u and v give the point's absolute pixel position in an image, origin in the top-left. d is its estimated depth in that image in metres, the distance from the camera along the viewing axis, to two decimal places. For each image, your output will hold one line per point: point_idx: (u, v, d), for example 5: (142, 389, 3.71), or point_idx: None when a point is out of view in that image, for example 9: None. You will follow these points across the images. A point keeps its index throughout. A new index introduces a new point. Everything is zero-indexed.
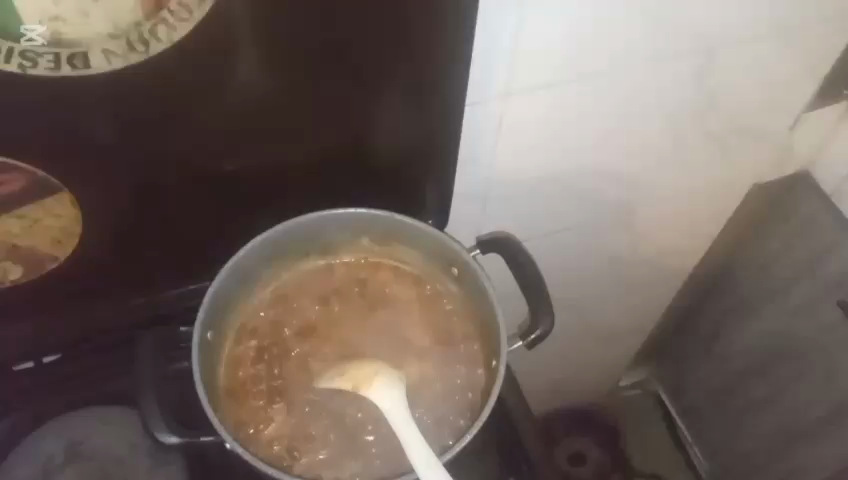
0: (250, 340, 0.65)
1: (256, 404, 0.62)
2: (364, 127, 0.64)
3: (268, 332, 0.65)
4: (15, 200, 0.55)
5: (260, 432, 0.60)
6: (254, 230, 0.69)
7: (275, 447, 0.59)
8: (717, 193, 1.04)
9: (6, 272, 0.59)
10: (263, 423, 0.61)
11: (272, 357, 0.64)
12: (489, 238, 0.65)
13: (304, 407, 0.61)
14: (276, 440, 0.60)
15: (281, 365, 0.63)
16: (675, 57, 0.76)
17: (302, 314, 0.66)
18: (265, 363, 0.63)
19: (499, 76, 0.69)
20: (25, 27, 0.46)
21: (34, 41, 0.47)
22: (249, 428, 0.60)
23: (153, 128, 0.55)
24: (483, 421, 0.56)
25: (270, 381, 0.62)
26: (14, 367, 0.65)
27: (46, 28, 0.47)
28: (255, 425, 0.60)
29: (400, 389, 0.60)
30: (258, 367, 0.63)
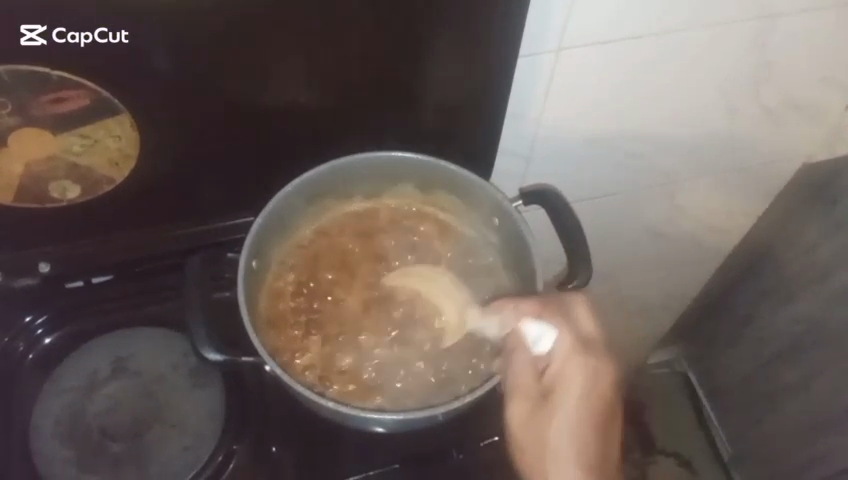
0: (288, 275, 0.66)
1: (294, 333, 0.63)
2: (418, 70, 0.64)
3: (306, 267, 0.67)
4: (78, 115, 0.57)
5: (295, 361, 0.62)
6: (302, 169, 0.70)
7: (307, 374, 0.61)
8: (764, 169, 1.02)
9: (65, 191, 0.62)
10: (299, 353, 0.63)
11: (310, 293, 0.65)
12: (534, 189, 0.66)
13: (338, 337, 0.63)
14: (309, 369, 0.62)
15: (319, 300, 0.65)
16: (733, 21, 0.75)
17: (343, 252, 0.67)
18: (305, 297, 0.65)
19: (554, 29, 0.69)
20: (25, 28, 0.51)
21: (34, 41, 0.51)
22: (286, 355, 0.62)
23: (213, 54, 0.56)
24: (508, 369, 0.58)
25: (309, 314, 0.64)
26: (66, 283, 0.69)
27: (46, 28, 0.51)
28: (291, 353, 0.62)
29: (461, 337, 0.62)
30: (298, 301, 0.65)
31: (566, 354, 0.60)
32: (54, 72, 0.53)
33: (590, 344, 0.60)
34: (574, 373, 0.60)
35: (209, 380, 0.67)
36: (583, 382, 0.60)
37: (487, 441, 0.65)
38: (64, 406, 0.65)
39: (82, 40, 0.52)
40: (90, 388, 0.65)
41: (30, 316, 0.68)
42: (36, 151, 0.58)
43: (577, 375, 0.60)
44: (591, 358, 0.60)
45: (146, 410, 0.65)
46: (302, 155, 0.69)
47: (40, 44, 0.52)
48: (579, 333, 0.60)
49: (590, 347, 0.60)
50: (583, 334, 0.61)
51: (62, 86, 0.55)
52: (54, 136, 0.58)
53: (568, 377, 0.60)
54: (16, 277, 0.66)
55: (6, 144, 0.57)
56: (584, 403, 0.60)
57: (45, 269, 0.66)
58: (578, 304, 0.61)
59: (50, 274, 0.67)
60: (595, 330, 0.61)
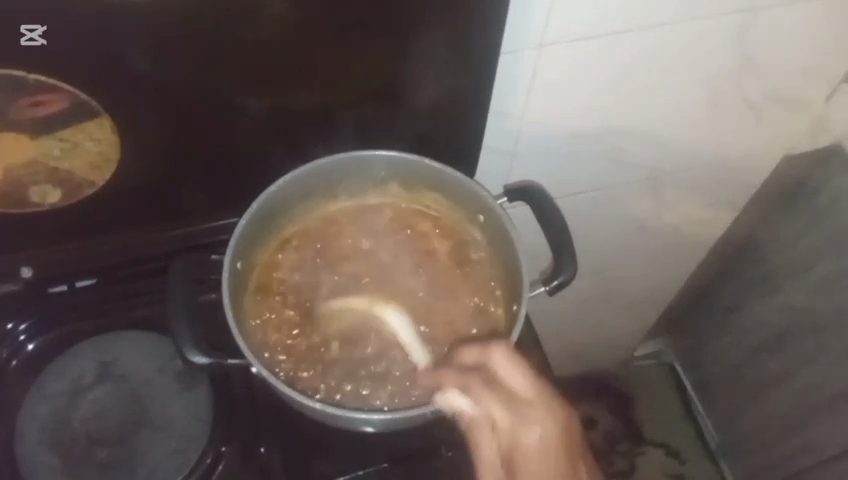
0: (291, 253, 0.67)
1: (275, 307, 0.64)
2: (399, 69, 0.64)
3: (308, 248, 0.67)
4: (56, 119, 0.56)
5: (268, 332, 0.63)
6: (285, 170, 0.70)
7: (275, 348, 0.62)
8: (746, 162, 1.02)
9: (45, 195, 0.61)
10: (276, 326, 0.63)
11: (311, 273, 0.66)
12: (517, 186, 0.67)
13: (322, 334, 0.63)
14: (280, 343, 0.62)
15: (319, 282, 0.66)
16: (713, 15, 0.75)
17: (329, 252, 0.67)
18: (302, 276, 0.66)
19: (535, 25, 0.68)
20: (25, 28, 0.50)
21: (34, 41, 0.51)
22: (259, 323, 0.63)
23: (193, 55, 0.56)
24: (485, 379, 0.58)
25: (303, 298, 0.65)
26: (48, 289, 0.68)
27: (46, 29, 0.50)
28: (267, 324, 0.63)
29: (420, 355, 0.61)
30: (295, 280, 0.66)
31: (493, 431, 0.58)
32: (30, 75, 0.53)
33: (527, 404, 0.59)
34: (525, 442, 0.58)
35: (196, 382, 0.67)
36: (536, 453, 0.59)
37: None
38: (49, 413, 0.64)
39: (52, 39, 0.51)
40: (75, 393, 0.65)
41: (13, 323, 0.67)
42: (14, 156, 0.57)
43: (535, 446, 0.59)
44: (538, 426, 0.59)
45: (133, 414, 0.65)
46: (285, 155, 0.68)
47: (40, 44, 0.51)
48: (505, 394, 0.58)
49: (527, 409, 0.59)
50: (513, 393, 0.58)
51: (39, 89, 0.54)
52: (32, 140, 0.57)
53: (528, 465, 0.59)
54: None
55: None
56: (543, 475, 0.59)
57: (27, 274, 0.66)
58: (503, 360, 0.58)
59: (32, 280, 0.67)
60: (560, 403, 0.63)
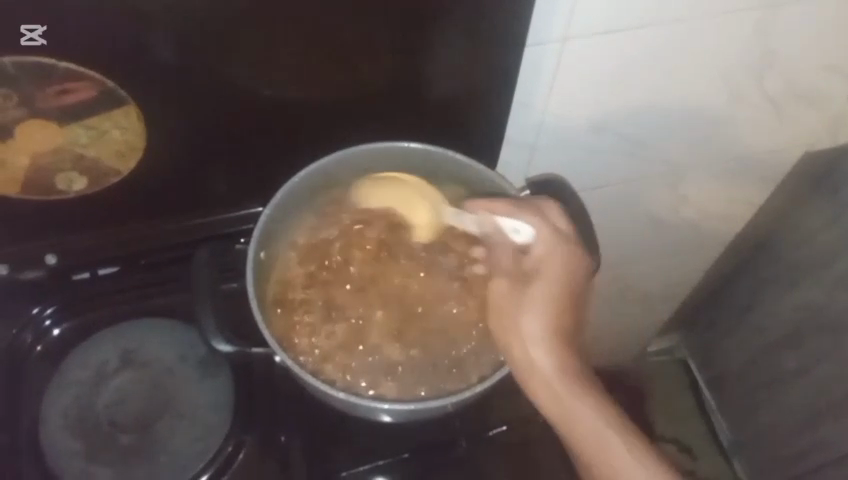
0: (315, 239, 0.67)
1: (298, 299, 0.64)
2: (423, 62, 0.64)
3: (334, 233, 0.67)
4: (83, 107, 0.56)
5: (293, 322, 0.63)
6: (308, 161, 0.70)
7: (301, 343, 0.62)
8: (767, 158, 1.02)
9: (70, 182, 0.61)
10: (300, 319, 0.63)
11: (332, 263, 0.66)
12: (541, 180, 0.67)
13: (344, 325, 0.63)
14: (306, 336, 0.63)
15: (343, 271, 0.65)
16: (739, 9, 0.74)
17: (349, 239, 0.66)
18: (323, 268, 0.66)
19: (560, 19, 0.68)
20: (25, 28, 0.50)
21: (34, 41, 0.51)
22: (285, 314, 0.63)
23: (219, 46, 0.56)
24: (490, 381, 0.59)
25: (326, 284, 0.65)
26: (71, 275, 0.69)
27: (46, 28, 0.51)
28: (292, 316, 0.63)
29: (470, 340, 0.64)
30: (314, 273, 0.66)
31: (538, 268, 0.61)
32: (59, 63, 0.53)
33: (569, 239, 0.61)
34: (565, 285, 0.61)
35: (217, 371, 0.67)
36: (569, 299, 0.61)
37: (496, 430, 0.66)
38: (73, 399, 0.65)
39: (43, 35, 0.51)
40: (98, 379, 0.66)
41: (38, 308, 0.68)
42: (41, 144, 0.58)
43: (558, 288, 0.61)
44: (565, 281, 0.61)
45: (155, 401, 0.65)
46: (308, 147, 0.69)
47: (40, 44, 0.51)
48: (562, 234, 0.61)
49: (578, 249, 0.61)
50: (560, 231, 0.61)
51: (68, 77, 0.54)
52: (60, 128, 0.57)
53: (539, 313, 0.61)
54: (24, 269, 0.67)
55: (11, 137, 0.56)
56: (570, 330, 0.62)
57: (51, 261, 0.67)
58: (553, 211, 0.62)
59: (56, 266, 0.67)
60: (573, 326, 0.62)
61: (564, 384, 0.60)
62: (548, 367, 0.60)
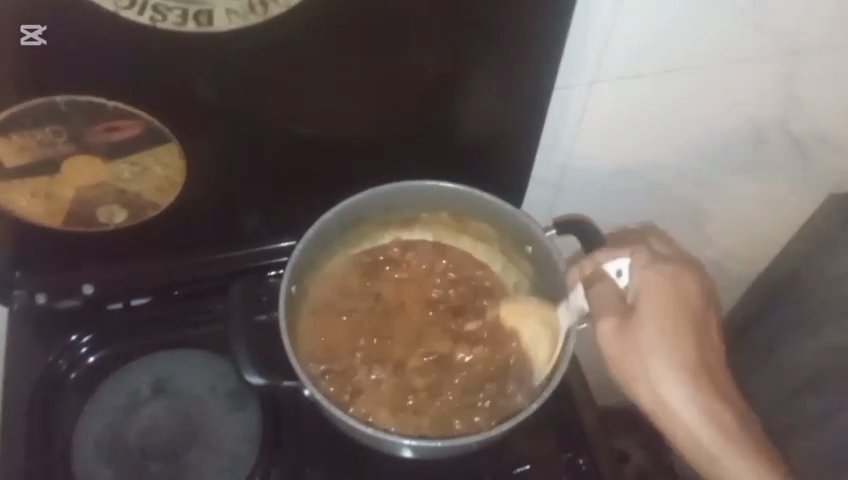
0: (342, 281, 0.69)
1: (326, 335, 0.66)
2: (455, 103, 0.66)
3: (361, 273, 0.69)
4: (129, 144, 0.58)
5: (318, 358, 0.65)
6: (339, 198, 0.72)
7: (328, 378, 0.64)
8: (791, 201, 1.02)
9: (112, 215, 0.64)
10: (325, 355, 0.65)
11: (360, 298, 0.68)
12: (569, 220, 0.68)
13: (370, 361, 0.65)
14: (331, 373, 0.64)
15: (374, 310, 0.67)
16: (764, 56, 0.76)
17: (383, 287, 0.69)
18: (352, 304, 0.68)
19: (588, 63, 0.70)
20: (25, 28, 0.49)
21: (34, 41, 0.50)
22: (312, 352, 0.65)
23: (261, 88, 0.58)
24: (517, 420, 0.59)
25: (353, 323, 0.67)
26: (107, 305, 0.70)
27: (46, 29, 0.49)
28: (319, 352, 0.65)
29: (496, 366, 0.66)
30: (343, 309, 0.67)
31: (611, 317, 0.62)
32: (109, 102, 0.55)
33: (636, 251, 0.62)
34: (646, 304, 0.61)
35: (245, 403, 0.68)
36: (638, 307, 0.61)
37: (520, 470, 0.67)
38: (106, 426, 0.66)
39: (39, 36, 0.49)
40: (131, 407, 0.67)
41: (77, 335, 0.69)
42: (86, 179, 0.59)
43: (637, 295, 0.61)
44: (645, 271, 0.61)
45: (185, 430, 0.66)
46: (341, 186, 0.71)
47: (40, 43, 0.50)
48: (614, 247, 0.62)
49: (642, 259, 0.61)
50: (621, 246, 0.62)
51: (116, 115, 0.56)
52: (105, 164, 0.59)
53: (645, 277, 0.61)
54: (61, 298, 0.68)
55: (59, 170, 0.58)
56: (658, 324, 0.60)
57: (89, 291, 0.69)
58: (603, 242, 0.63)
59: (93, 296, 0.69)
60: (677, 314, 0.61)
61: (683, 380, 0.61)
62: (660, 370, 0.61)
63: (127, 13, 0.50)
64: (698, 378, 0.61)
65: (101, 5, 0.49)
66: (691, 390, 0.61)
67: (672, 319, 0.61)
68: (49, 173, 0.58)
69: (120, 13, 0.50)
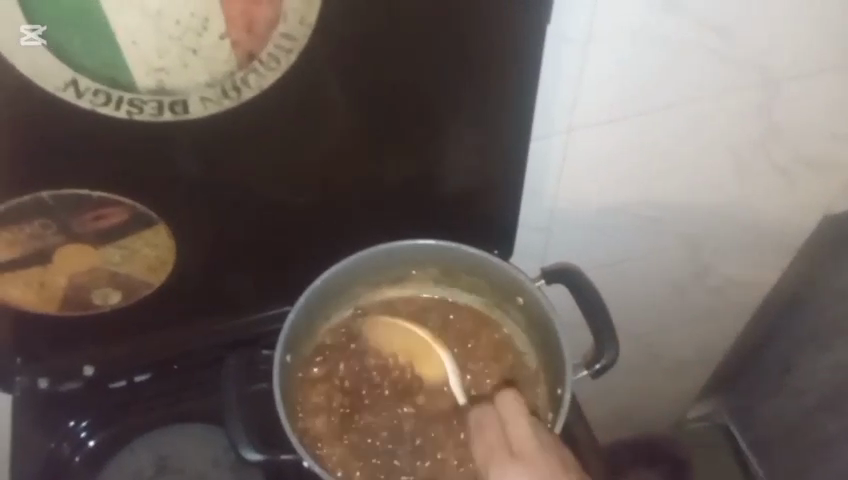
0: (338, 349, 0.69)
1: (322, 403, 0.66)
2: (435, 163, 0.67)
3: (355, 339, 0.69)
4: (117, 231, 0.60)
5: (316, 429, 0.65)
6: (329, 261, 0.73)
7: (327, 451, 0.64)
8: (787, 224, 1.02)
9: (106, 297, 0.65)
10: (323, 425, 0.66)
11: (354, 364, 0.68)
12: (556, 269, 0.68)
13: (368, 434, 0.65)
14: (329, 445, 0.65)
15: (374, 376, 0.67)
16: (737, 89, 0.77)
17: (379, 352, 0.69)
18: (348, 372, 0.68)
19: (563, 111, 0.72)
20: (25, 28, 0.46)
21: (34, 42, 0.47)
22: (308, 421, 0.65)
23: (240, 166, 0.60)
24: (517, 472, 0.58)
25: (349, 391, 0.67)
26: (109, 383, 0.71)
27: (46, 29, 0.47)
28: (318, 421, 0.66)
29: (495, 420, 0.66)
30: (340, 378, 0.68)
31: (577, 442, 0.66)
32: (94, 193, 0.57)
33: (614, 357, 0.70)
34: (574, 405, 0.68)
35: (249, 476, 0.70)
36: None
37: None
38: None
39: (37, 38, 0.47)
40: None
41: (74, 420, 0.71)
42: (77, 266, 0.61)
43: None
44: None
45: None
46: (329, 250, 0.72)
47: (40, 44, 0.47)
48: None
49: None
50: None
51: (102, 204, 0.58)
52: (95, 249, 0.60)
53: None
54: (62, 381, 0.69)
55: (50, 260, 0.60)
56: None
57: (89, 372, 0.69)
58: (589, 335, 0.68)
59: (93, 378, 0.70)
60: None
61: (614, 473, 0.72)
62: None
63: (104, 109, 0.51)
64: None
65: (26, 42, 0.47)
66: None
67: None
68: (42, 263, 0.59)
69: (98, 110, 0.51)
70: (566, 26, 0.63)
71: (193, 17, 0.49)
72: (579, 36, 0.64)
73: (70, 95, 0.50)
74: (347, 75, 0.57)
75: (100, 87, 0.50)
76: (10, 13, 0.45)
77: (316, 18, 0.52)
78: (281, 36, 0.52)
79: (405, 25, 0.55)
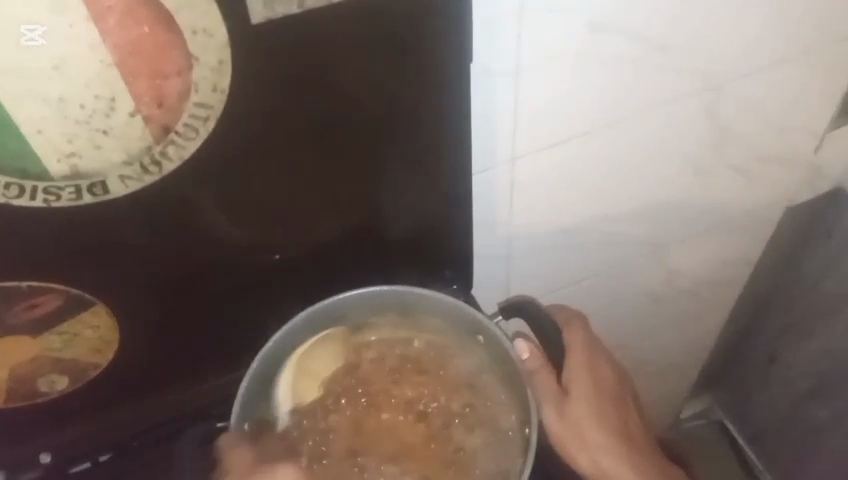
0: None
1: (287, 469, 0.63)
2: (377, 209, 0.65)
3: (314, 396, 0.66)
4: (53, 317, 0.58)
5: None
6: (282, 319, 0.71)
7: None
8: (750, 219, 1.02)
9: (53, 384, 0.62)
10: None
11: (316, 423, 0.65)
12: (514, 302, 0.67)
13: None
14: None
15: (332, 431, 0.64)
16: (680, 97, 0.77)
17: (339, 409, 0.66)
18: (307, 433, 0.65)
19: (504, 142, 0.70)
20: (26, 27, 0.43)
21: (35, 41, 0.44)
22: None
23: (172, 238, 0.58)
24: None
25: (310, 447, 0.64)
26: (71, 468, 0.66)
27: (47, 28, 0.43)
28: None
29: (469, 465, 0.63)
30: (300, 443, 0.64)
31: (560, 418, 0.73)
32: (22, 282, 0.55)
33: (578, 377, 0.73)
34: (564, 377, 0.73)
35: None
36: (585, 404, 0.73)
37: None
38: None
39: (35, 38, 0.44)
40: None
41: None
42: (18, 356, 0.59)
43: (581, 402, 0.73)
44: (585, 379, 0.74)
45: None
46: (280, 306, 0.70)
47: (40, 44, 0.44)
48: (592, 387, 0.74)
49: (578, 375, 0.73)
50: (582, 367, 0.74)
51: (32, 293, 0.56)
52: (33, 338, 0.59)
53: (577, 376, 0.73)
54: (21, 472, 0.66)
55: None
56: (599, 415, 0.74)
57: (47, 459, 0.66)
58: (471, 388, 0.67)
59: (53, 463, 0.66)
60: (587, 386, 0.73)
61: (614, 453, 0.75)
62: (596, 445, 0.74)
63: (19, 201, 0.49)
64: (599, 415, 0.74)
65: (27, 42, 0.44)
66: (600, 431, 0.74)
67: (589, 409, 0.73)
68: None
69: (12, 202, 0.49)
70: (492, 59, 0.62)
71: (98, 99, 0.48)
72: (507, 67, 0.63)
73: None
74: (272, 135, 0.55)
75: (11, 179, 0.48)
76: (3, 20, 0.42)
77: (229, 85, 0.50)
78: (195, 106, 0.50)
79: (325, 80, 0.54)
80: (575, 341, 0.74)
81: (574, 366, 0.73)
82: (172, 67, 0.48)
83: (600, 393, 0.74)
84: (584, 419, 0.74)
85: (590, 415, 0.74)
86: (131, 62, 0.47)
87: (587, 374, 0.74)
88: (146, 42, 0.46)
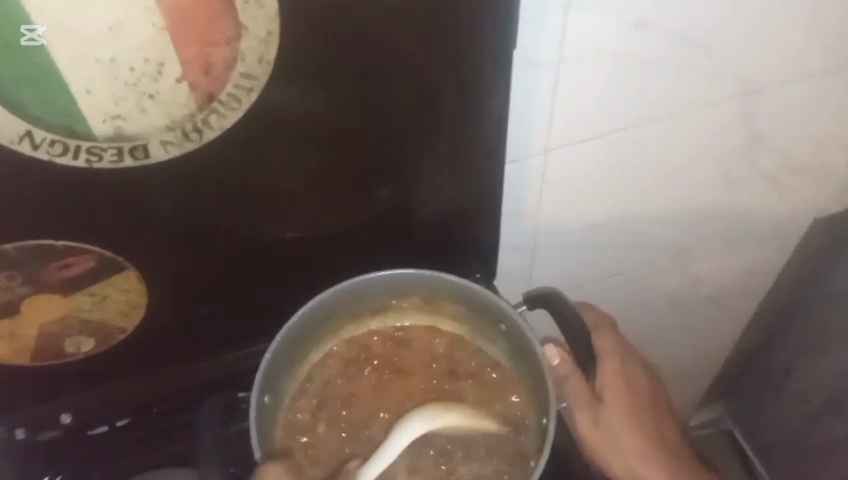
0: (313, 385, 0.67)
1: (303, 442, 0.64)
2: (409, 192, 0.65)
3: (334, 374, 0.67)
4: (86, 277, 0.59)
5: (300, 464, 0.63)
6: (307, 295, 0.71)
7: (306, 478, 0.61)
8: (775, 230, 1.02)
9: (79, 345, 0.63)
10: (305, 459, 0.63)
11: (334, 400, 0.66)
12: (538, 293, 0.67)
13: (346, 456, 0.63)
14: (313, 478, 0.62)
15: (350, 408, 0.65)
16: (719, 101, 0.77)
17: (358, 388, 0.66)
18: (326, 410, 0.65)
19: (537, 134, 0.70)
20: (25, 27, 0.44)
21: (35, 41, 0.45)
22: (294, 459, 0.63)
23: (207, 207, 0.58)
24: None
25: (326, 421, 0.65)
26: (89, 431, 0.67)
27: (46, 28, 0.44)
28: (301, 458, 0.63)
29: (484, 451, 0.64)
30: (319, 418, 0.65)
31: (591, 422, 0.73)
32: (59, 241, 0.55)
33: (611, 378, 0.74)
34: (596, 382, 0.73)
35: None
36: (614, 405, 0.74)
37: None
38: None
39: (35, 36, 0.44)
40: None
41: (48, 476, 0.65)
42: (48, 314, 0.60)
43: (612, 403, 0.74)
44: (621, 378, 0.75)
45: None
46: (305, 284, 0.70)
47: (40, 44, 0.45)
48: (626, 390, 0.75)
49: (611, 377, 0.74)
50: (617, 369, 0.75)
51: (68, 253, 0.56)
52: (64, 298, 0.59)
53: (610, 378, 0.74)
54: (41, 430, 0.66)
55: (18, 311, 0.59)
56: (630, 419, 0.75)
57: (66, 421, 0.66)
58: (490, 376, 0.67)
59: (72, 425, 0.66)
60: (618, 388, 0.74)
61: (644, 457, 0.76)
62: (624, 447, 0.75)
63: (62, 159, 0.50)
64: (630, 419, 0.75)
65: (27, 42, 0.44)
66: (634, 435, 0.75)
67: (621, 411, 0.74)
68: (10, 315, 0.59)
69: (55, 160, 0.50)
70: (534, 50, 0.62)
71: (147, 63, 0.48)
72: (549, 60, 0.63)
73: (25, 147, 0.49)
74: (313, 109, 0.55)
75: (56, 136, 0.49)
76: (11, 16, 0.43)
77: (275, 57, 0.50)
78: (240, 76, 0.50)
79: (370, 59, 0.54)
80: (606, 345, 0.75)
81: (606, 372, 0.74)
82: (221, 36, 0.48)
83: (634, 394, 0.76)
84: (615, 421, 0.74)
85: (620, 419, 0.74)
86: (182, 28, 0.47)
87: (617, 377, 0.74)
88: (198, 9, 0.47)
